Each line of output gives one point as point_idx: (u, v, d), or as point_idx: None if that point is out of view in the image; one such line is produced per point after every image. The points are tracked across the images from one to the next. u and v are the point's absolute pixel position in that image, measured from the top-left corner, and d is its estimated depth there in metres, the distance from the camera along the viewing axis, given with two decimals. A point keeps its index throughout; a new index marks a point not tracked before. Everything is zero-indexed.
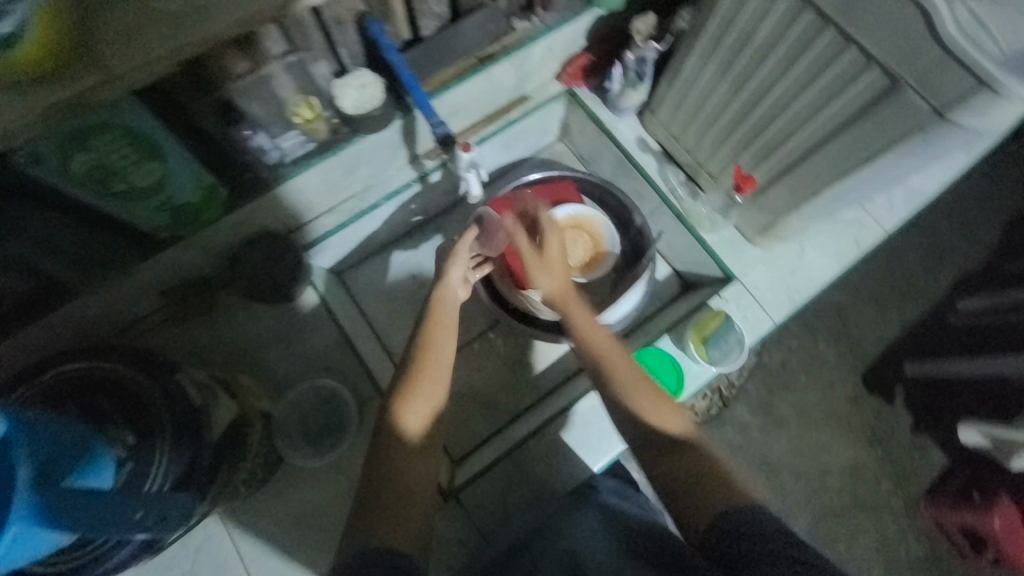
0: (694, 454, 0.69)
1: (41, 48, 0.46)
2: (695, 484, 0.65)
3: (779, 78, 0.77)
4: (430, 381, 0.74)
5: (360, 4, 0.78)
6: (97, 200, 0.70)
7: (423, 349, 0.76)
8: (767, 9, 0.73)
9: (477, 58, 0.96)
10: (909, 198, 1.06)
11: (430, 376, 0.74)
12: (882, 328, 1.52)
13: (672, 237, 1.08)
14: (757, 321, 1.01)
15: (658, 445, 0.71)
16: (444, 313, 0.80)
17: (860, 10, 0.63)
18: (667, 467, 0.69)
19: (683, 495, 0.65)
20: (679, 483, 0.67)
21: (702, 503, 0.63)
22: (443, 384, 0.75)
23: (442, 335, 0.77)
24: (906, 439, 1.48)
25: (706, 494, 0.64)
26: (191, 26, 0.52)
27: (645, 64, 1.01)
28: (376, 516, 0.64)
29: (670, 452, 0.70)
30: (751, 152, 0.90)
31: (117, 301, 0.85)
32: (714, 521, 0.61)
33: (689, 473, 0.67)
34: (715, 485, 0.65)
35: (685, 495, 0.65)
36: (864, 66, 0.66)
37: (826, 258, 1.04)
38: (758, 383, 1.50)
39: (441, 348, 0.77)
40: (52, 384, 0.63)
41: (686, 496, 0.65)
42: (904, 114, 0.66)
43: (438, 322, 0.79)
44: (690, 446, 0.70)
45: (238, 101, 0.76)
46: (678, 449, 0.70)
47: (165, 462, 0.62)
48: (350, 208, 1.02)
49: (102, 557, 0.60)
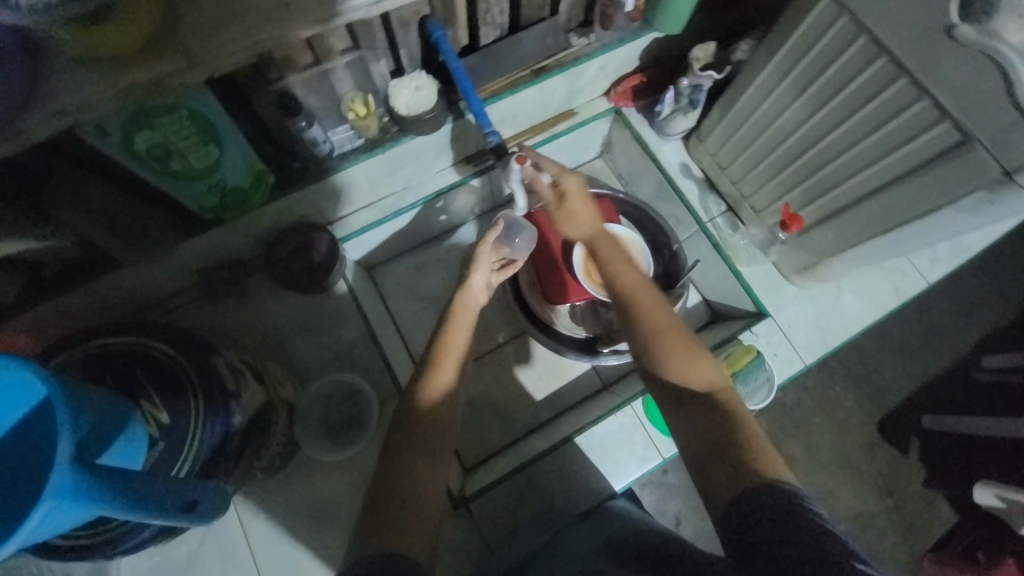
0: (730, 418, 0.63)
1: (125, 30, 0.47)
2: (723, 451, 0.59)
3: (840, 121, 0.76)
4: (452, 357, 0.76)
5: (425, 7, 0.78)
6: (153, 178, 0.71)
7: (441, 350, 0.77)
8: (837, 52, 0.72)
9: (530, 70, 0.94)
10: (956, 251, 1.04)
11: (452, 351, 0.77)
12: (903, 377, 1.48)
13: (709, 266, 1.07)
14: (788, 360, 0.99)
15: (689, 407, 0.65)
16: (464, 314, 0.82)
17: (938, 65, 0.61)
18: (697, 429, 0.63)
19: (708, 462, 0.59)
20: (707, 446, 0.61)
21: (726, 472, 0.57)
22: (450, 372, 0.75)
23: (457, 334, 0.79)
24: (915, 491, 1.44)
25: (734, 465, 0.57)
26: (274, 21, 0.52)
27: (700, 92, 0.99)
28: (382, 522, 0.60)
29: (699, 416, 0.64)
30: (802, 190, 0.89)
31: (156, 276, 0.86)
32: (739, 494, 0.55)
33: (716, 437, 0.61)
34: (744, 454, 0.58)
35: (708, 461, 0.59)
36: (934, 119, 0.65)
37: (864, 303, 1.02)
38: (771, 419, 1.47)
39: (453, 341, 0.78)
40: (94, 354, 0.65)
41: (717, 468, 0.58)
42: (971, 172, 0.64)
43: (457, 325, 0.80)
44: (724, 408, 0.64)
45: (297, 92, 0.79)
46: (711, 411, 0.64)
47: (194, 448, 0.62)
48: (389, 205, 1.02)
49: (125, 535, 0.61)
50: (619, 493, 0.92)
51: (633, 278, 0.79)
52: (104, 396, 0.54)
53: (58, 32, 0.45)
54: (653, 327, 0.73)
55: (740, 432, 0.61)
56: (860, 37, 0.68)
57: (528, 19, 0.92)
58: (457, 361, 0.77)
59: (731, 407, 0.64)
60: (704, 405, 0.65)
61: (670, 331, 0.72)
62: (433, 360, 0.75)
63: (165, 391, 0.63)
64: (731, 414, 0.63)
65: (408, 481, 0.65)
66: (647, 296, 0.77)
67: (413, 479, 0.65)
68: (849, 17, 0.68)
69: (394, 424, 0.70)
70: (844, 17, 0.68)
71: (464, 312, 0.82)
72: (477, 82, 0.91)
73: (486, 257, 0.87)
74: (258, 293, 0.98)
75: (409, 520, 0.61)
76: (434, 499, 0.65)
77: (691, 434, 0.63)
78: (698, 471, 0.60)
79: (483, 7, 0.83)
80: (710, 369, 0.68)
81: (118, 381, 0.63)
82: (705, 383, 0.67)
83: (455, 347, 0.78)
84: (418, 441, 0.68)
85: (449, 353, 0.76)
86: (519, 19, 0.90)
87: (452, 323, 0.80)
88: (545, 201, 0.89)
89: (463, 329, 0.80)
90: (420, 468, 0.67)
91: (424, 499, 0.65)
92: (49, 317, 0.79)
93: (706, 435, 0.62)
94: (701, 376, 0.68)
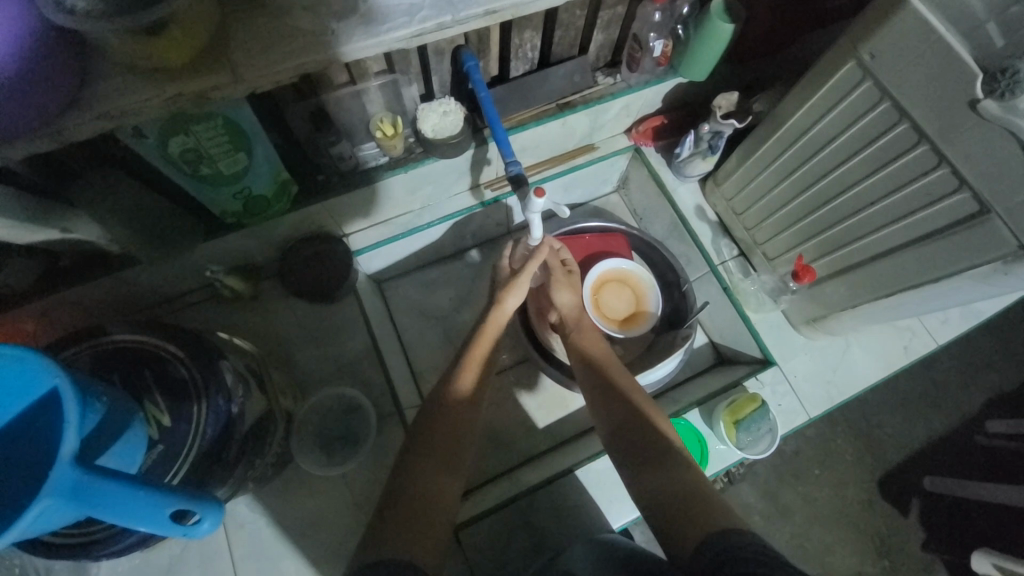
0: (690, 475, 0.64)
1: (179, 44, 0.49)
2: (684, 504, 0.60)
3: (859, 179, 0.77)
4: (475, 353, 0.82)
5: (460, 39, 0.81)
6: (182, 180, 0.72)
7: (470, 357, 0.81)
8: (859, 115, 0.74)
9: (556, 104, 0.96)
10: (966, 315, 1.05)
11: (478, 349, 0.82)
12: (907, 434, 1.45)
13: (717, 309, 1.09)
14: (792, 411, 0.98)
15: (656, 465, 0.66)
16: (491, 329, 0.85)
17: (958, 136, 0.63)
18: (659, 493, 0.63)
19: (671, 520, 0.60)
20: (669, 507, 0.61)
21: (693, 522, 0.58)
22: (470, 380, 0.78)
23: (484, 343, 0.83)
24: (914, 555, 1.39)
25: (701, 516, 0.58)
26: (319, 45, 0.55)
27: (719, 138, 0.99)
28: (386, 533, 0.60)
29: (661, 474, 0.65)
30: (814, 244, 0.90)
31: (171, 274, 0.87)
32: (706, 539, 0.55)
33: (676, 492, 0.62)
34: (702, 506, 0.59)
35: (672, 516, 0.60)
36: (955, 186, 0.66)
37: (870, 360, 1.02)
38: (768, 466, 1.44)
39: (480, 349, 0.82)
40: (99, 351, 0.64)
41: (680, 512, 0.60)
42: (990, 243, 0.65)
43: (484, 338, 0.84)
44: (684, 465, 0.65)
45: (330, 110, 0.81)
46: (673, 470, 0.65)
47: (189, 459, 0.60)
48: (405, 222, 1.04)
49: (111, 539, 0.59)
50: (617, 531, 0.89)
51: (601, 349, 0.85)
52: (111, 393, 0.54)
53: (115, 43, 0.47)
54: (622, 388, 0.76)
55: (694, 487, 0.62)
56: (883, 101, 0.70)
57: (558, 56, 0.94)
58: (478, 369, 0.80)
59: (690, 462, 0.66)
60: (665, 459, 0.66)
61: (642, 400, 0.74)
62: (462, 365, 0.80)
63: (169, 394, 0.62)
64: (693, 474, 0.64)
65: (416, 492, 0.65)
66: (616, 365, 0.81)
67: (420, 493, 0.64)
68: (872, 82, 0.70)
69: (409, 443, 0.71)
70: (867, 82, 0.70)
71: (495, 327, 0.86)
72: (503, 111, 0.93)
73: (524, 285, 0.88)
74: (269, 299, 0.99)
75: (423, 535, 0.61)
76: (442, 524, 0.63)
77: (651, 495, 0.64)
78: (662, 534, 0.60)
79: (516, 42, 0.86)
80: (668, 429, 0.71)
81: (123, 380, 0.62)
82: (664, 441, 0.69)
83: (481, 351, 0.82)
84: (435, 454, 0.69)
85: (477, 356, 0.81)
86: (549, 55, 0.93)
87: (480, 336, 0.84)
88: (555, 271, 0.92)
89: (489, 343, 0.83)
90: (432, 486, 0.66)
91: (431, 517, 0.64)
92: (60, 307, 0.80)
93: (666, 491, 0.63)
94: (661, 431, 0.70)
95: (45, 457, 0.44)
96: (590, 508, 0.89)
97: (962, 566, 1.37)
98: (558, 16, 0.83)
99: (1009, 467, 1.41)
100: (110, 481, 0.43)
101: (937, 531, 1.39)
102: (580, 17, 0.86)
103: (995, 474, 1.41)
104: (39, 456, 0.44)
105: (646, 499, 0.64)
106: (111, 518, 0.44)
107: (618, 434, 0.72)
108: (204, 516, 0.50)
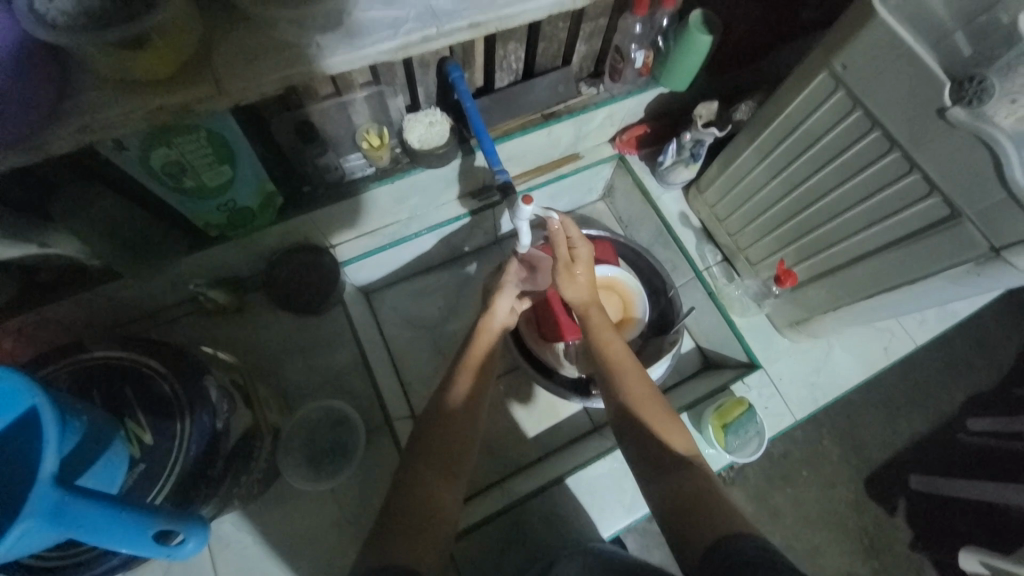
0: (689, 478, 0.64)
1: (163, 57, 0.49)
2: (689, 512, 0.60)
3: (836, 185, 0.80)
4: (473, 356, 0.82)
5: (444, 50, 0.82)
6: (166, 193, 0.71)
7: (467, 360, 0.81)
8: (835, 121, 0.76)
9: (541, 114, 0.97)
10: (943, 316, 1.09)
11: (474, 352, 0.83)
12: (891, 434, 1.48)
13: (703, 314, 1.11)
14: (778, 414, 0.99)
15: (671, 469, 0.66)
16: (484, 333, 0.86)
17: (927, 142, 0.65)
18: (669, 496, 0.64)
19: (679, 522, 0.60)
20: (676, 509, 0.62)
21: (698, 527, 0.58)
22: (464, 390, 0.77)
23: (479, 347, 0.84)
24: (903, 554, 1.40)
25: (703, 518, 0.59)
26: (305, 58, 0.55)
27: (701, 147, 1.02)
28: (381, 548, 0.59)
29: (671, 477, 0.65)
30: (795, 248, 0.93)
31: (153, 289, 0.86)
32: (712, 544, 0.55)
33: (683, 495, 0.63)
34: (699, 510, 0.60)
35: (682, 516, 0.60)
36: (927, 192, 0.68)
37: (853, 360, 1.04)
38: (757, 469, 1.46)
39: (477, 351, 0.83)
40: (77, 369, 0.62)
41: (684, 515, 0.60)
42: (962, 245, 0.67)
43: (477, 346, 0.84)
44: (688, 468, 0.66)
45: (316, 121, 0.81)
46: (676, 474, 0.65)
47: (171, 478, 0.58)
48: (392, 233, 1.03)
49: (91, 562, 0.57)
50: (608, 541, 0.89)
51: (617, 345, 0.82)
52: (90, 411, 0.53)
53: (97, 54, 0.47)
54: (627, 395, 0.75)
55: (696, 489, 0.63)
56: (856, 110, 0.72)
57: (542, 67, 0.96)
58: (470, 377, 0.79)
59: (693, 468, 0.66)
60: (674, 463, 0.67)
61: (651, 405, 0.73)
62: (458, 370, 0.80)
63: (151, 410, 0.60)
64: (699, 475, 0.65)
65: (408, 505, 0.64)
66: (630, 363, 0.79)
67: (411, 504, 0.64)
68: (845, 91, 0.72)
69: (404, 455, 0.70)
70: (840, 91, 0.73)
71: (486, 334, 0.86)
72: (489, 121, 0.94)
73: (510, 288, 0.92)
74: (253, 310, 0.98)
75: (416, 547, 0.60)
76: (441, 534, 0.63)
77: (665, 495, 0.65)
78: (674, 535, 0.60)
79: (500, 54, 0.87)
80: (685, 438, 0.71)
81: (104, 398, 0.61)
82: (666, 446, 0.69)
83: (475, 357, 0.82)
84: (427, 463, 0.68)
85: (473, 359, 0.81)
86: (533, 66, 0.94)
87: (473, 343, 0.85)
88: (558, 259, 0.85)
89: (483, 348, 0.83)
90: (427, 495, 0.66)
91: (425, 533, 0.62)
92: (38, 325, 0.78)
93: (675, 493, 0.63)
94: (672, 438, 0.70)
95: (22, 479, 0.43)
96: (583, 515, 0.89)
97: (948, 563, 1.39)
98: (541, 28, 0.85)
99: (992, 464, 1.44)
100: (91, 502, 0.42)
101: (924, 529, 1.41)
102: (562, 30, 0.88)
103: (978, 471, 1.44)
104: (15, 478, 0.43)
105: (660, 498, 0.65)
106: (91, 540, 0.43)
107: (626, 436, 0.73)
108: (188, 536, 0.49)
